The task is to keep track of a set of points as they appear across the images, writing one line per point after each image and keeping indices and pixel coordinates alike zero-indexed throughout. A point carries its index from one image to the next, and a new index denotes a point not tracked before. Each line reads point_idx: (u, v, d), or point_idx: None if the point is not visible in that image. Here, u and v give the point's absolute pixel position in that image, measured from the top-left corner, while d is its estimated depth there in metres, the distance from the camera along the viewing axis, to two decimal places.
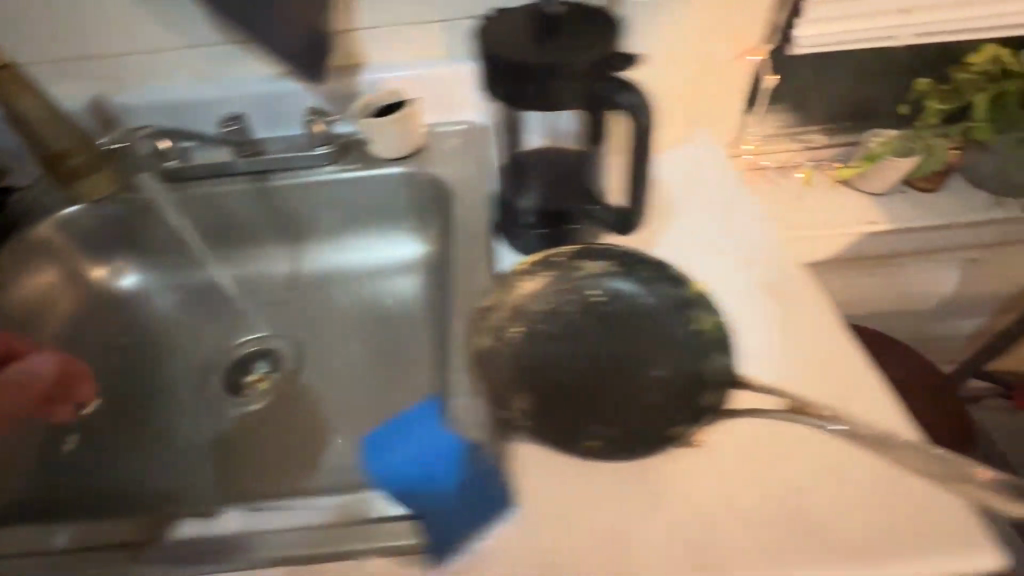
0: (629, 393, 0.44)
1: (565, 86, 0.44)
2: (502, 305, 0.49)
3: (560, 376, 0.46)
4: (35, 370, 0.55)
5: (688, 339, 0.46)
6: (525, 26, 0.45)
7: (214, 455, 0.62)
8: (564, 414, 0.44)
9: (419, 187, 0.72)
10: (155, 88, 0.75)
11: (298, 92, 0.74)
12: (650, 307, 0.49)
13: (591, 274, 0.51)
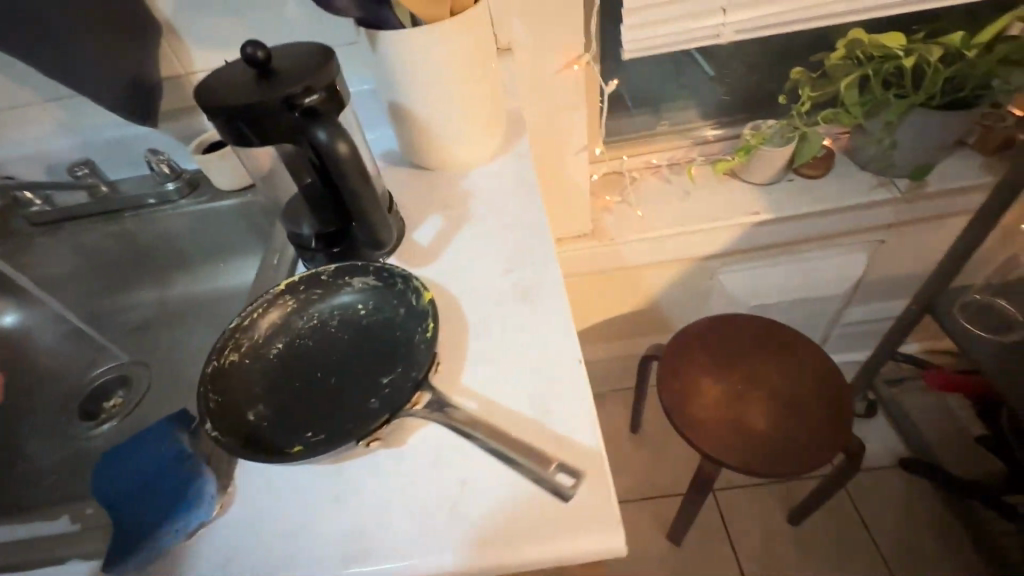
0: (356, 401, 0.48)
1: (271, 121, 0.46)
2: (263, 325, 0.53)
3: (301, 388, 0.49)
4: None
5: (419, 345, 0.49)
6: (246, 67, 0.48)
7: (59, 475, 0.67)
8: (285, 426, 0.46)
9: (260, 215, 0.77)
10: (19, 140, 0.81)
11: (151, 134, 0.80)
12: (397, 317, 0.52)
13: (352, 289, 0.55)
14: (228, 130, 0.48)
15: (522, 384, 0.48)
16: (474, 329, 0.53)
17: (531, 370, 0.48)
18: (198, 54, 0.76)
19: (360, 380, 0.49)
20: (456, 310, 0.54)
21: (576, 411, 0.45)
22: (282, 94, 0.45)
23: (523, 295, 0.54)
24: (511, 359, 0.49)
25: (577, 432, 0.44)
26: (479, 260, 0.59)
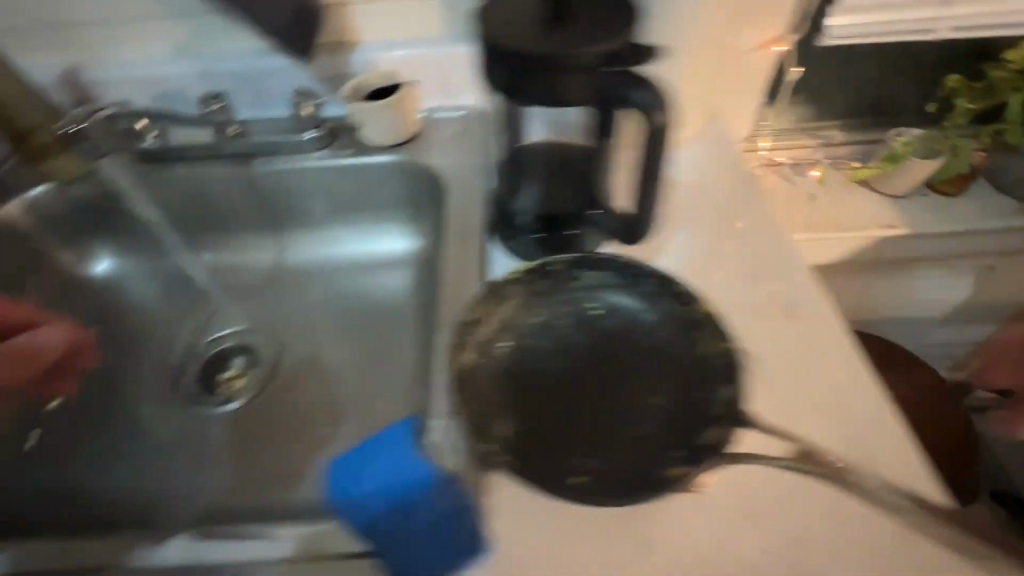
0: (624, 420, 0.41)
1: (573, 78, 0.39)
2: (486, 322, 0.44)
3: (550, 402, 0.42)
4: (46, 345, 0.59)
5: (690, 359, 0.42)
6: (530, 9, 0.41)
7: (189, 456, 0.60)
8: (545, 446, 0.40)
9: (412, 178, 0.67)
10: (129, 60, 0.70)
11: (287, 70, 0.70)
12: (652, 324, 0.44)
13: (588, 285, 0.46)
14: (506, 86, 0.41)
15: (824, 415, 0.48)
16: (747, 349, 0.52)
17: (828, 398, 0.49)
18: None
19: (621, 397, 0.42)
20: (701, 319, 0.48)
21: (894, 447, 0.47)
22: (597, 47, 0.38)
23: (789, 314, 0.54)
24: (801, 386, 0.50)
25: (900, 472, 0.46)
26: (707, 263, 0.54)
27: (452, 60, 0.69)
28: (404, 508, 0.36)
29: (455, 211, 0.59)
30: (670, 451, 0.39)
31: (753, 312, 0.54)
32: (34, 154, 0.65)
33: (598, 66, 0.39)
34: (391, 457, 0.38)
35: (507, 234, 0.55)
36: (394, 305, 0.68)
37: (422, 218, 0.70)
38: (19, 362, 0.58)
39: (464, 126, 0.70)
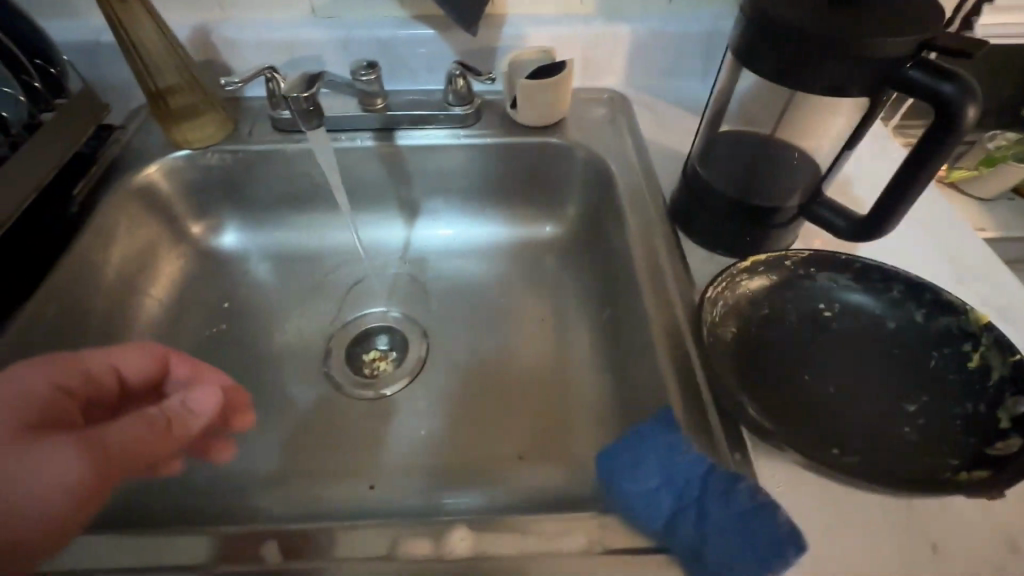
0: (879, 419, 0.41)
1: (841, 71, 0.37)
2: (726, 297, 0.45)
3: (800, 394, 0.42)
4: (192, 410, 0.39)
5: (948, 376, 0.42)
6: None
7: (342, 440, 0.56)
8: (801, 432, 0.40)
9: (566, 161, 0.65)
10: (265, 22, 0.67)
11: (431, 41, 0.67)
12: (898, 331, 0.44)
13: (824, 285, 0.47)
14: (760, 65, 0.41)
15: None
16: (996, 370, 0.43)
17: None
18: None
19: (875, 398, 0.42)
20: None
21: None
22: (889, 46, 0.35)
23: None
24: None
25: None
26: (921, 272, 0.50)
27: (604, 40, 0.67)
28: (693, 507, 0.35)
29: (630, 198, 0.58)
30: (948, 454, 0.38)
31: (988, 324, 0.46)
32: (170, 115, 0.61)
33: (909, 53, 0.36)
34: (658, 453, 0.38)
35: (694, 227, 0.53)
36: (544, 290, 0.66)
37: (567, 202, 0.68)
38: (151, 439, 0.36)
39: (612, 108, 0.68)
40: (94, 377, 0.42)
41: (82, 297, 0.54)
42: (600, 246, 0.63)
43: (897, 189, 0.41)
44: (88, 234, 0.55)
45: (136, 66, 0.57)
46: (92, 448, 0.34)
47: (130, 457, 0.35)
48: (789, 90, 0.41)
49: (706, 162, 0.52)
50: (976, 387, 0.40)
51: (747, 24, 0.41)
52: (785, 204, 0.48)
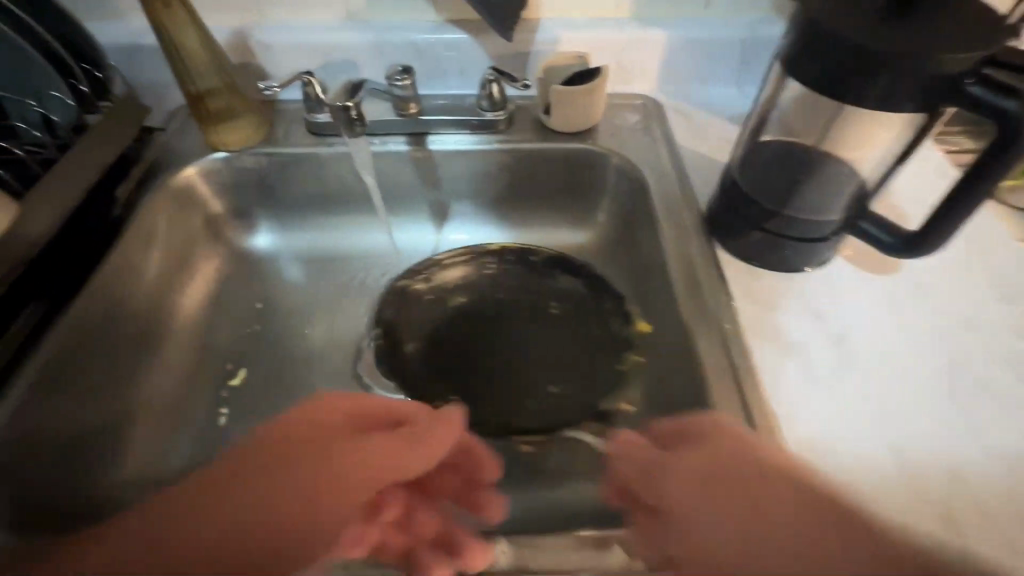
0: (494, 372, 0.55)
1: (895, 84, 0.37)
2: (447, 278, 0.61)
3: (462, 348, 0.57)
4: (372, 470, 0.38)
5: (614, 334, 0.55)
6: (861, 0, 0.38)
7: None
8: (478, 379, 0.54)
9: (598, 168, 0.65)
10: (301, 26, 0.67)
11: (465, 45, 0.67)
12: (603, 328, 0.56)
13: (531, 287, 0.61)
14: (809, 75, 0.40)
15: None
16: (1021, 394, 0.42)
17: None
18: None
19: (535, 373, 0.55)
20: (976, 357, 0.44)
21: None
22: (949, 61, 0.34)
23: None
24: None
25: None
26: (967, 293, 0.49)
27: (639, 46, 0.66)
28: None
29: (665, 206, 0.57)
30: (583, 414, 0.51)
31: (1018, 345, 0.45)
32: (209, 118, 0.62)
33: (971, 68, 0.35)
34: None
35: (733, 237, 0.52)
36: None
37: (598, 209, 0.67)
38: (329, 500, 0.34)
39: (645, 114, 0.67)
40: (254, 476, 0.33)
41: (125, 298, 0.55)
42: (632, 255, 0.62)
43: (946, 208, 0.40)
44: (132, 235, 0.56)
45: (177, 70, 0.59)
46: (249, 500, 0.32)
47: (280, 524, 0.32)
48: (837, 101, 0.40)
49: (748, 173, 0.50)
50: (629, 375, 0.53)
51: (798, 36, 0.40)
52: (829, 216, 0.47)
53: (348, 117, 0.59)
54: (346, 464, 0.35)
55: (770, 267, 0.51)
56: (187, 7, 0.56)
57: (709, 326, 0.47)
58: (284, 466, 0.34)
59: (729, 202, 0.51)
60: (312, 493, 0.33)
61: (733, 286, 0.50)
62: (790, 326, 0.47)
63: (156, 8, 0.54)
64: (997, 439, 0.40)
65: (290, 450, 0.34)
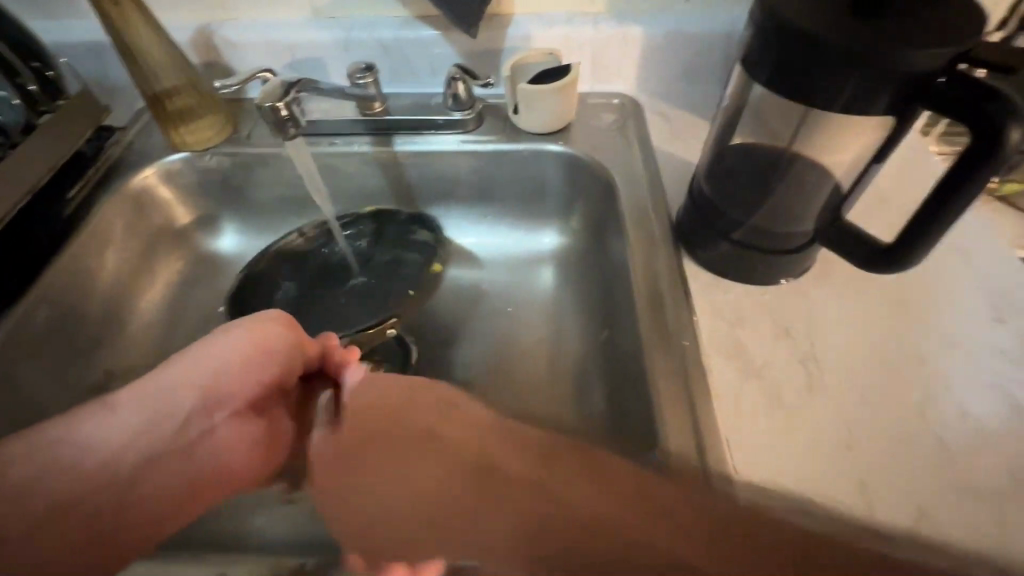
0: (345, 317, 0.59)
1: (861, 85, 0.33)
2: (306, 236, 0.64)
3: (288, 296, 0.61)
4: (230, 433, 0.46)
5: (417, 274, 0.60)
6: None
7: None
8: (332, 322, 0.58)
9: (567, 169, 0.62)
10: (267, 22, 0.66)
11: (432, 42, 0.64)
12: (407, 261, 0.62)
13: (423, 239, 0.62)
14: (772, 75, 0.37)
15: None
16: (1001, 408, 0.39)
17: None
18: None
19: (341, 308, 0.60)
20: (957, 379, 0.41)
21: None
22: (919, 59, 0.31)
23: None
24: None
25: None
26: (951, 309, 0.45)
27: (614, 43, 0.63)
28: None
29: (632, 212, 0.54)
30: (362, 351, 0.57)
31: (1005, 359, 0.42)
32: (168, 118, 0.60)
33: (946, 64, 0.31)
34: None
35: (699, 247, 0.49)
36: (542, 305, 0.63)
37: (571, 214, 0.65)
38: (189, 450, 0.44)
39: (621, 114, 0.64)
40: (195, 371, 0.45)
41: (76, 300, 0.54)
42: (602, 261, 0.59)
43: (920, 220, 0.36)
44: (84, 238, 0.55)
45: (133, 68, 0.57)
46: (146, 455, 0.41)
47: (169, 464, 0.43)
48: (802, 103, 0.37)
49: (715, 180, 0.47)
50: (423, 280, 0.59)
51: (759, 30, 0.37)
52: (800, 227, 0.44)
53: (279, 119, 0.52)
54: (253, 368, 0.46)
55: (739, 279, 0.48)
56: (139, 3, 0.54)
57: (669, 341, 0.44)
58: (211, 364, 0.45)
59: (697, 207, 0.48)
60: (224, 381, 0.46)
61: (700, 299, 0.47)
62: (757, 343, 0.44)
63: (106, 7, 0.53)
64: (973, 471, 0.37)
65: (217, 356, 0.46)
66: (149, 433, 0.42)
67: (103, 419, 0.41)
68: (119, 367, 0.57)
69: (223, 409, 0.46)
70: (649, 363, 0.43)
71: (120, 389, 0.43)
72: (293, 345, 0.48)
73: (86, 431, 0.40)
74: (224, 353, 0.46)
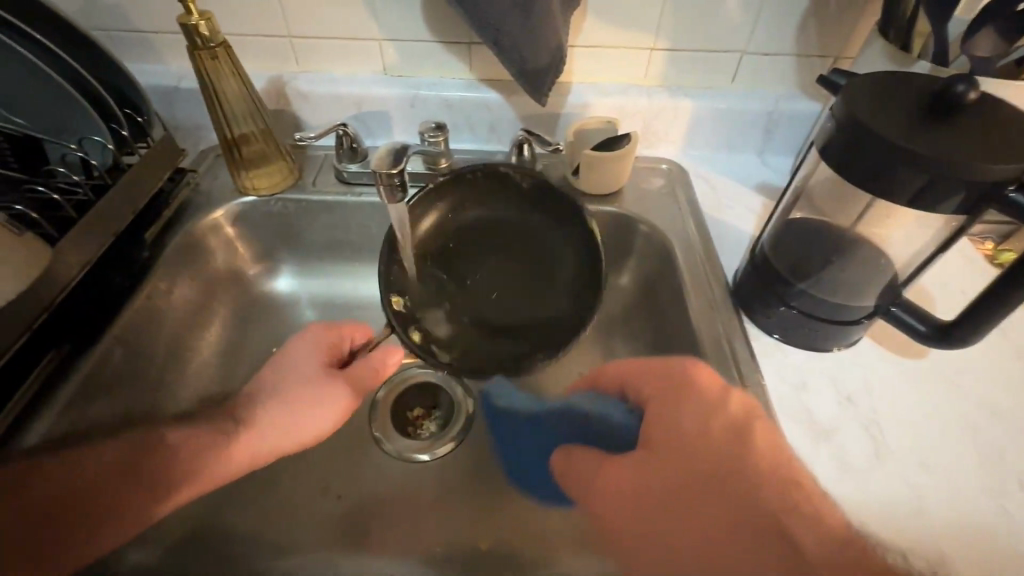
0: (508, 294, 0.56)
1: (936, 188, 0.37)
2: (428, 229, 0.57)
3: (444, 271, 0.57)
4: (308, 394, 0.52)
5: (562, 257, 0.56)
6: (908, 104, 0.39)
7: (382, 512, 0.55)
8: (456, 314, 0.55)
9: (620, 228, 0.65)
10: (337, 77, 0.69)
11: (496, 103, 0.68)
12: (524, 236, 0.58)
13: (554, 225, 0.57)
14: (848, 169, 0.41)
15: None
16: None
17: None
18: (594, 27, 0.63)
19: (483, 281, 0.57)
20: (1009, 446, 0.44)
21: None
22: (996, 169, 0.35)
23: None
24: None
25: None
26: (996, 382, 0.48)
27: (664, 114, 0.68)
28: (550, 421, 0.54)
29: (690, 275, 0.58)
30: (496, 348, 0.54)
31: None
32: (241, 163, 0.62)
33: (1013, 177, 0.35)
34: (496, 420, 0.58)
35: (760, 312, 0.52)
36: (594, 358, 0.65)
37: (621, 270, 0.68)
38: (293, 409, 0.51)
39: (669, 180, 0.69)
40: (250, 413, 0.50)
41: (145, 340, 0.55)
42: (656, 317, 0.62)
43: (984, 306, 0.40)
44: (156, 278, 0.56)
45: (214, 114, 0.59)
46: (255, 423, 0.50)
47: (277, 417, 0.50)
48: (877, 195, 0.41)
49: (781, 251, 0.51)
50: (568, 292, 0.55)
51: (841, 129, 0.41)
52: (860, 301, 0.48)
53: (386, 175, 0.50)
54: (306, 378, 0.52)
55: (798, 345, 0.51)
56: (232, 56, 0.56)
57: None
58: (280, 425, 0.50)
59: (760, 274, 0.51)
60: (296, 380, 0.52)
61: (763, 364, 0.50)
62: (821, 409, 0.46)
63: (201, 62, 0.55)
64: None
65: (290, 367, 0.53)
66: (267, 405, 0.51)
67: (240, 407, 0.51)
68: (178, 403, 0.58)
69: (303, 386, 0.52)
70: None
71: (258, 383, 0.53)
72: (351, 395, 0.53)
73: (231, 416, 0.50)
74: (291, 367, 0.53)
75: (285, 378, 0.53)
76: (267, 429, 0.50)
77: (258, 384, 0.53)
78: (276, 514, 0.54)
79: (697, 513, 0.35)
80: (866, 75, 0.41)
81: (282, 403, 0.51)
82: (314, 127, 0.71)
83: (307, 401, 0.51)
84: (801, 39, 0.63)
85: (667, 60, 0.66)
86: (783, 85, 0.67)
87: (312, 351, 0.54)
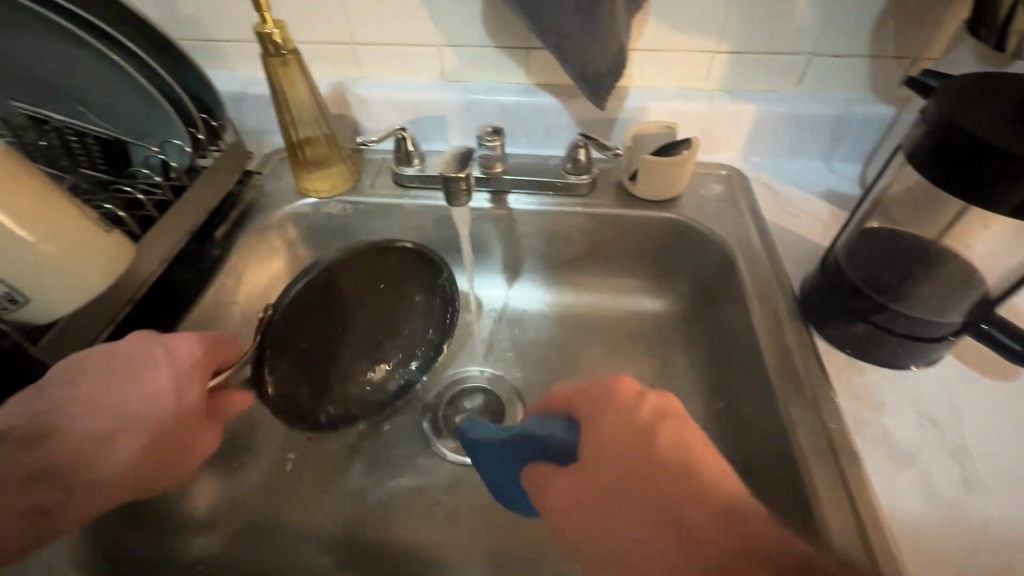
0: (345, 355, 0.56)
1: None
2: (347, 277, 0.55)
3: (332, 317, 0.55)
4: (165, 421, 0.41)
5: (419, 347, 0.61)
6: (1012, 107, 0.36)
7: (432, 514, 0.55)
8: (314, 350, 0.53)
9: (677, 234, 0.64)
10: (396, 83, 0.70)
11: (552, 107, 0.68)
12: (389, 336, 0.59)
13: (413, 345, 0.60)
14: (941, 177, 0.38)
15: None
16: None
17: None
18: (656, 30, 0.62)
19: (345, 338, 0.56)
20: None
21: None
22: None
23: None
24: None
25: None
26: None
27: (725, 118, 0.66)
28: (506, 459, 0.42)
29: (754, 284, 0.55)
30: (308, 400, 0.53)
31: None
32: (303, 166, 0.64)
33: None
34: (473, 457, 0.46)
35: (830, 326, 0.49)
36: (647, 367, 0.64)
37: (678, 278, 0.66)
38: (152, 442, 0.41)
39: (729, 185, 0.67)
40: (87, 442, 0.39)
41: (211, 335, 0.57)
42: (715, 327, 0.60)
43: None
44: (223, 276, 0.59)
45: (281, 119, 0.61)
46: (103, 455, 0.39)
47: (129, 447, 0.40)
48: (973, 204, 0.38)
49: (855, 262, 0.48)
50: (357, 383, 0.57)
51: (933, 134, 0.38)
52: (946, 316, 0.44)
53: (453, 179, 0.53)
54: (165, 403, 0.41)
55: (872, 361, 0.48)
56: (302, 62, 0.58)
57: (813, 424, 0.44)
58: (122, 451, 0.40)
59: (831, 285, 0.49)
60: (147, 405, 0.41)
61: (837, 380, 0.47)
62: (901, 431, 0.44)
63: (273, 69, 0.57)
64: None
65: (138, 382, 0.41)
66: (115, 434, 0.40)
67: (89, 433, 0.39)
68: None
69: (162, 407, 0.41)
70: (793, 443, 0.43)
71: (80, 402, 0.39)
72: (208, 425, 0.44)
73: (65, 442, 0.38)
74: (142, 380, 0.41)
75: (131, 400, 0.40)
76: (116, 463, 0.40)
77: (80, 402, 0.39)
78: (330, 509, 0.55)
79: (640, 515, 0.28)
80: (963, 76, 0.39)
81: (134, 429, 0.40)
82: (372, 131, 0.73)
83: (154, 434, 0.41)
84: (877, 40, 0.60)
85: (730, 63, 0.64)
86: (854, 88, 0.64)
87: (172, 370, 0.42)
